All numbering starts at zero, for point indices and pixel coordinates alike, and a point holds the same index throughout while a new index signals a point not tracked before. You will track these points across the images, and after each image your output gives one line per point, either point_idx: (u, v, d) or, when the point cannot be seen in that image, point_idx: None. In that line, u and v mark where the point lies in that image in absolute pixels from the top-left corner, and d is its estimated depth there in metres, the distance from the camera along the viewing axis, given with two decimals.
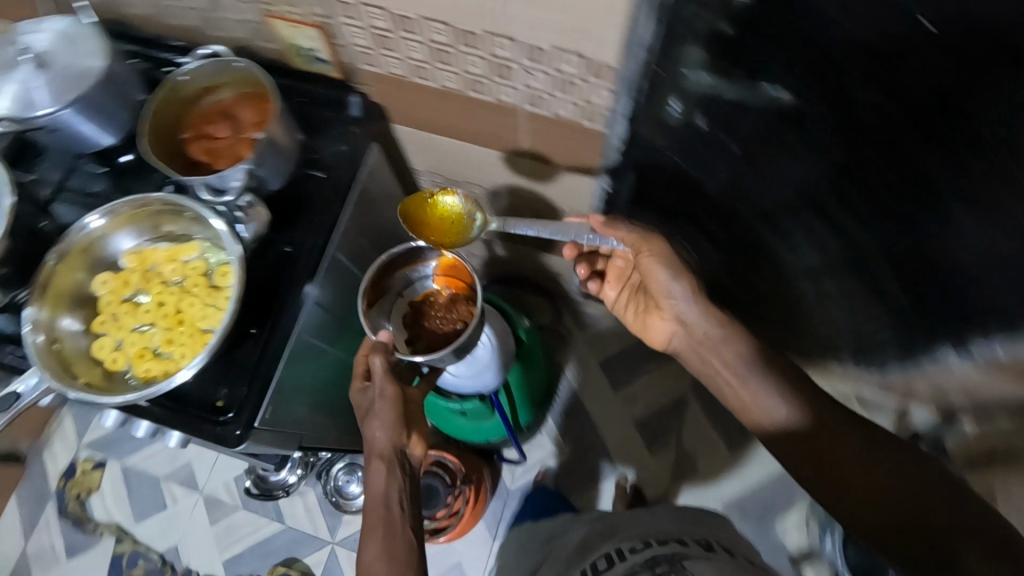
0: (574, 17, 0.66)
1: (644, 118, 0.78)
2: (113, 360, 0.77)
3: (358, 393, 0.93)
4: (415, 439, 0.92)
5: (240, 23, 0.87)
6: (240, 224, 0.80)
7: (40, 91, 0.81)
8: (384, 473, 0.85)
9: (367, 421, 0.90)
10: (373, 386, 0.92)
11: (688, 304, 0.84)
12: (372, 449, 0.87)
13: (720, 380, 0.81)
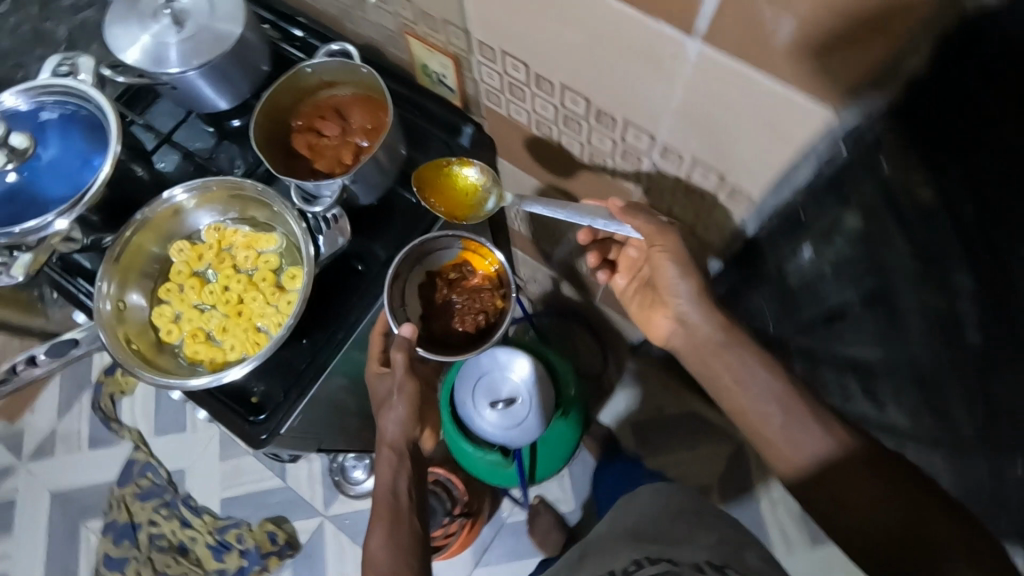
0: (724, 138, 0.61)
1: (770, 243, 0.73)
2: (168, 332, 0.78)
3: (375, 381, 0.86)
4: (426, 433, 0.93)
5: (378, 28, 0.84)
6: (319, 235, 0.77)
7: (173, 48, 0.81)
8: (392, 467, 0.84)
9: (380, 409, 0.85)
10: (392, 377, 0.84)
11: (700, 308, 0.76)
12: (382, 440, 0.84)
13: (719, 383, 0.75)
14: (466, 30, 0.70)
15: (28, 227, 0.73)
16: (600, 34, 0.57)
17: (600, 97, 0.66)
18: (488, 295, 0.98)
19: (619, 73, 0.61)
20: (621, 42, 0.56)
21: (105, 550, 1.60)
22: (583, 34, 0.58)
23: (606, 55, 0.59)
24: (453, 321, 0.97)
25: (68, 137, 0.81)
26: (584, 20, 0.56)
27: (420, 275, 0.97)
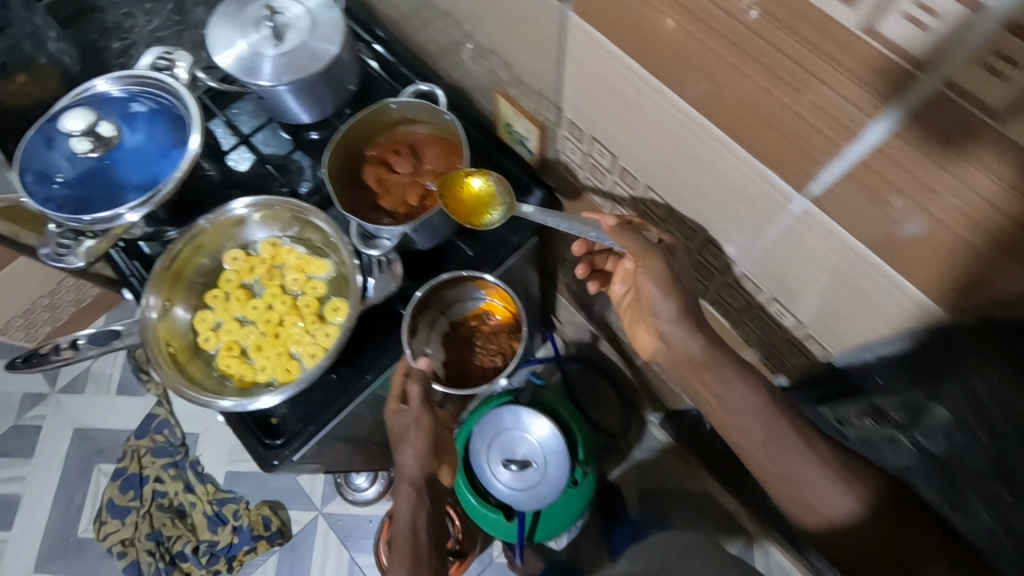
0: (799, 273, 0.61)
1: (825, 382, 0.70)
2: (205, 339, 0.79)
3: (393, 419, 0.80)
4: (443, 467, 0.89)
5: (472, 76, 0.83)
6: (369, 277, 0.76)
7: (269, 60, 0.82)
8: (411, 503, 0.82)
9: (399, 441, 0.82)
10: (409, 412, 0.79)
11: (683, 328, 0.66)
12: (402, 477, 0.80)
13: (700, 399, 0.67)
14: (559, 106, 0.71)
15: (103, 217, 0.76)
16: (704, 152, 0.57)
17: (686, 201, 0.66)
18: (504, 337, 0.94)
19: (712, 186, 0.60)
20: (723, 160, 0.56)
21: (110, 496, 1.65)
22: (686, 148, 0.58)
23: (703, 171, 0.59)
24: (471, 366, 0.93)
25: (154, 128, 0.83)
26: (691, 135, 0.56)
27: (443, 324, 0.92)
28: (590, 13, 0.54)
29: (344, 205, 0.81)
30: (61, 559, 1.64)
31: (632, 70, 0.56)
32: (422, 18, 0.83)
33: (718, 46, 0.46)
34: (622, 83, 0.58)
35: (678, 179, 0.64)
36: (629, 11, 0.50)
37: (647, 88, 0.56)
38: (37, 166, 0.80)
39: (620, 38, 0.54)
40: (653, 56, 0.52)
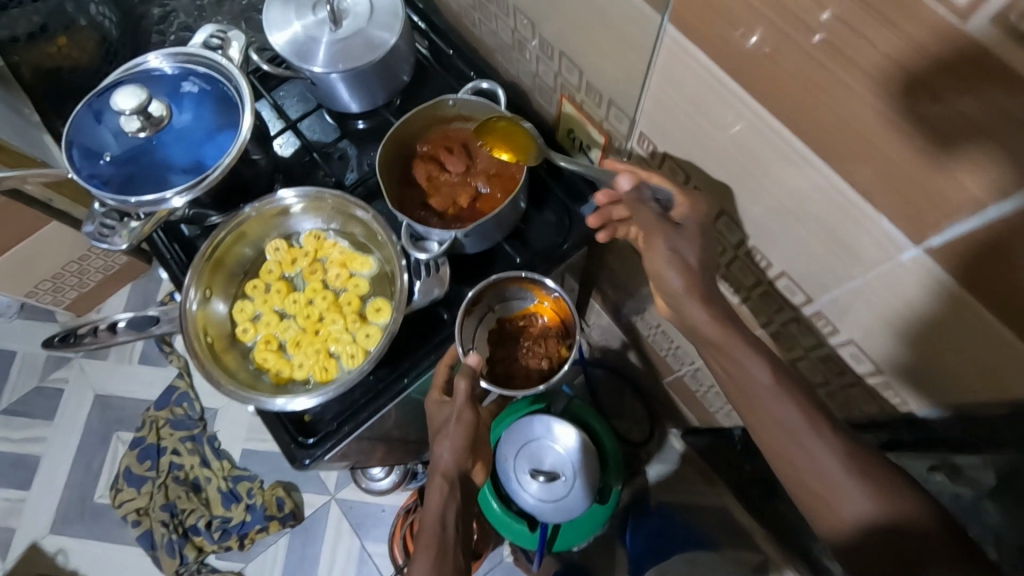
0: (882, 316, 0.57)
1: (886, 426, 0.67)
2: (243, 330, 0.77)
3: (434, 409, 0.76)
4: (478, 465, 0.79)
5: (534, 78, 0.80)
6: (416, 281, 0.74)
7: (324, 47, 0.79)
8: (439, 497, 0.70)
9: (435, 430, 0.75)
10: (450, 405, 0.75)
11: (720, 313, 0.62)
12: (435, 469, 0.72)
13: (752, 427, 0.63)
14: (632, 119, 0.67)
15: (149, 200, 0.74)
16: (797, 184, 0.54)
17: (762, 227, 0.63)
18: (553, 342, 0.88)
19: (797, 218, 0.57)
20: (818, 193, 0.52)
21: (127, 464, 1.65)
22: (775, 177, 0.55)
23: (791, 203, 0.56)
24: (518, 366, 0.87)
25: (202, 108, 0.80)
26: (785, 165, 0.53)
27: (491, 319, 0.87)
28: (691, 29, 0.51)
29: (392, 202, 0.78)
30: (77, 522, 1.65)
31: (729, 92, 0.52)
32: (485, 12, 0.79)
33: (840, 78, 0.42)
34: (714, 104, 0.55)
35: (758, 205, 0.61)
36: (739, 30, 0.47)
37: (742, 112, 0.53)
38: (85, 142, 0.78)
39: (722, 57, 0.50)
40: (757, 80, 0.49)
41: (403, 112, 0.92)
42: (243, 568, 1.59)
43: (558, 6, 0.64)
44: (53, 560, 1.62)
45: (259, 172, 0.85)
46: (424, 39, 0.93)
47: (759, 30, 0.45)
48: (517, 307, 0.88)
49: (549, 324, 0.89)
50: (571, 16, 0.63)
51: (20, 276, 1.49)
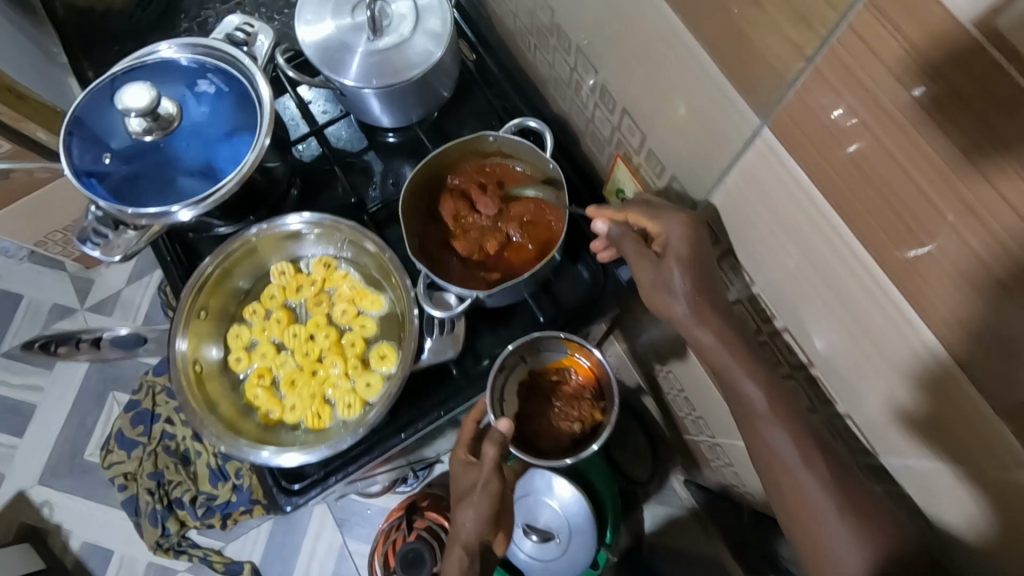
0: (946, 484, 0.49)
1: None
2: (236, 359, 0.72)
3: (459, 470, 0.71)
4: (500, 536, 0.71)
5: (587, 121, 0.71)
6: (427, 338, 0.68)
7: (360, 57, 0.71)
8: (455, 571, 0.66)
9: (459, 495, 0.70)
10: (478, 468, 0.69)
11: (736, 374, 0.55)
12: (455, 540, 0.66)
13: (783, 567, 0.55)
14: (694, 201, 0.59)
15: (151, 211, 0.68)
16: (892, 342, 0.44)
17: (828, 368, 0.53)
18: (587, 405, 0.81)
19: (877, 374, 0.47)
20: (915, 363, 0.43)
21: (119, 427, 1.49)
22: (862, 323, 0.46)
23: (877, 357, 0.46)
24: (547, 425, 0.82)
25: (220, 107, 0.73)
26: (881, 320, 0.44)
27: (522, 371, 0.79)
28: (795, 138, 0.43)
29: (413, 244, 0.70)
30: (67, 476, 1.52)
31: (824, 219, 0.44)
32: (544, 41, 0.70)
33: (975, 250, 0.34)
34: (801, 225, 0.47)
35: (829, 343, 0.51)
36: (858, 162, 0.39)
37: (835, 245, 0.44)
38: (88, 131, 0.71)
39: (823, 181, 0.42)
40: (865, 220, 0.41)
41: (437, 128, 0.84)
42: (222, 548, 1.47)
43: (636, 67, 0.55)
44: (39, 512, 1.50)
45: (272, 180, 0.77)
46: (472, 54, 0.84)
47: (885, 170, 0.38)
48: (551, 360, 0.80)
49: (584, 380, 0.82)
50: (649, 81, 0.55)
51: (32, 226, 1.36)
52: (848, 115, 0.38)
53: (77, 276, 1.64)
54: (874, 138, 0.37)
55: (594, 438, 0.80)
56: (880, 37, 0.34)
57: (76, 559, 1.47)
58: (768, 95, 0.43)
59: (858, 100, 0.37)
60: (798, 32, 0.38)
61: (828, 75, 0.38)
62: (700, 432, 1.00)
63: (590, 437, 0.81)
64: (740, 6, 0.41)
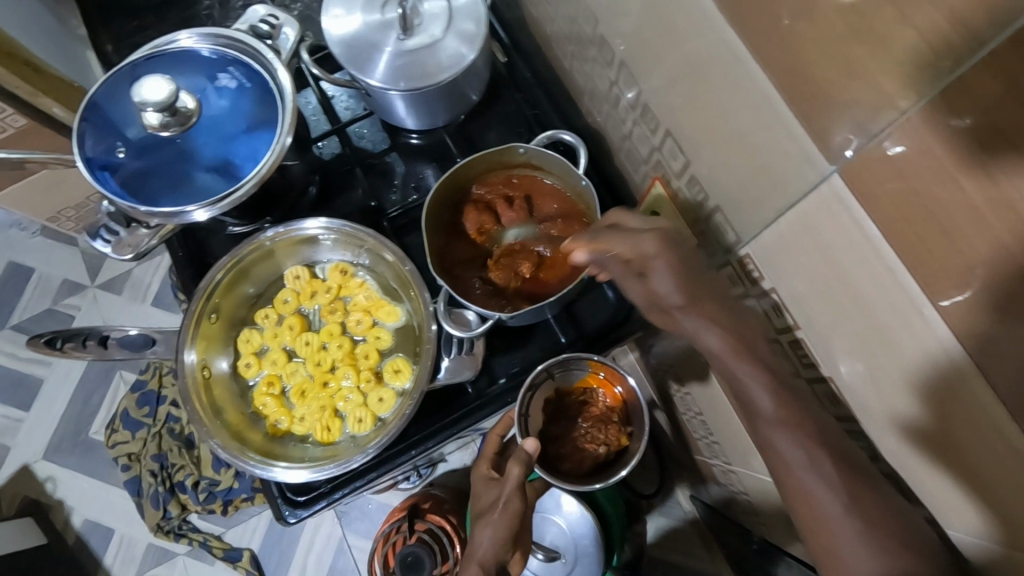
0: None
1: None
2: (246, 365, 0.70)
3: (481, 487, 0.70)
4: (516, 557, 0.69)
5: (623, 137, 0.68)
6: (444, 358, 0.65)
7: (387, 58, 0.67)
8: None
9: (475, 513, 0.68)
10: (497, 488, 0.67)
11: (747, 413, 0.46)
12: (471, 559, 0.63)
13: None
14: (737, 237, 0.55)
15: (165, 210, 0.65)
16: (967, 426, 0.38)
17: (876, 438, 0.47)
18: (614, 429, 0.80)
19: (937, 459, 0.42)
20: (993, 455, 0.37)
21: (125, 407, 1.47)
22: (927, 399, 0.40)
23: (947, 437, 0.40)
24: (572, 448, 0.80)
25: (241, 100, 0.70)
26: (950, 398, 0.38)
27: (549, 388, 0.79)
28: (865, 193, 0.39)
29: (433, 257, 0.67)
30: (69, 453, 1.50)
31: (890, 276, 0.39)
32: (583, 51, 0.67)
33: None
34: (860, 278, 0.42)
35: (882, 411, 0.45)
36: (945, 228, 0.34)
37: (904, 310, 0.39)
38: (103, 121, 0.68)
39: (897, 240, 0.38)
40: (945, 288, 0.36)
41: (463, 131, 0.81)
42: (222, 533, 1.44)
43: (686, 93, 0.52)
44: (41, 486, 1.49)
45: (290, 181, 0.74)
46: (505, 57, 0.82)
47: (977, 242, 0.33)
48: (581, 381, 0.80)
49: (613, 403, 0.82)
50: (699, 108, 0.51)
51: (47, 200, 1.33)
52: (936, 178, 0.34)
53: (88, 252, 1.61)
54: (968, 205, 0.32)
55: (619, 463, 0.79)
56: (994, 98, 0.30)
57: (78, 536, 1.46)
58: (842, 140, 0.39)
59: (948, 164, 0.33)
60: (890, 78, 0.34)
61: (922, 129, 0.34)
62: (714, 456, 0.98)
63: (615, 461, 0.79)
64: (822, 42, 0.37)
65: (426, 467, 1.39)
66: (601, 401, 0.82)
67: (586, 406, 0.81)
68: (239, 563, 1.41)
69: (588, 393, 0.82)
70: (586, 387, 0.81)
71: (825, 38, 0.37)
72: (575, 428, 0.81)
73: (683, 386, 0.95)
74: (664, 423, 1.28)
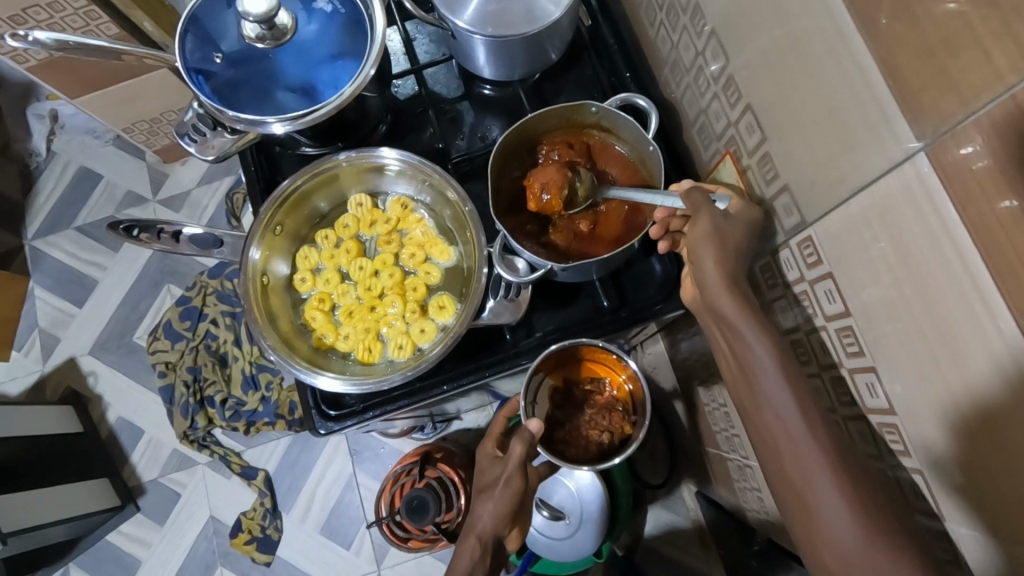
0: None
1: None
2: (301, 279, 0.74)
3: (485, 463, 0.70)
4: (517, 530, 0.68)
5: (699, 109, 0.68)
6: (490, 298, 0.67)
7: (478, 1, 0.69)
8: (466, 562, 0.62)
9: (474, 489, 0.68)
10: (501, 463, 0.67)
11: (763, 417, 0.51)
12: (470, 530, 0.64)
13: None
14: (802, 219, 0.55)
15: (249, 118, 0.69)
16: (1011, 435, 0.38)
17: (916, 425, 0.47)
18: (618, 416, 0.81)
19: (974, 454, 0.42)
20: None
21: (169, 318, 1.55)
22: (976, 396, 0.40)
23: (989, 451, 0.40)
24: (576, 433, 0.81)
25: (330, 26, 0.72)
26: (1008, 393, 0.38)
27: (555, 377, 0.81)
28: (952, 175, 0.38)
29: (495, 201, 0.69)
30: (113, 352, 1.59)
31: (960, 256, 0.39)
32: (673, 19, 0.67)
33: None
34: (927, 260, 0.42)
35: (923, 398, 0.45)
36: None
37: (971, 301, 0.39)
38: (201, 30, 0.72)
39: (978, 226, 0.37)
40: (1017, 280, 0.36)
41: (536, 90, 0.82)
42: (241, 451, 1.52)
43: (777, 67, 0.52)
44: (84, 380, 1.58)
45: (366, 113, 0.77)
46: (589, 21, 0.82)
47: None
48: (588, 370, 0.82)
49: (621, 389, 0.83)
50: (789, 83, 0.51)
51: (122, 110, 1.39)
52: None
53: (153, 168, 1.68)
54: None
55: (621, 449, 0.79)
56: None
57: (110, 431, 1.55)
58: (941, 118, 0.38)
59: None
60: (1005, 59, 0.34)
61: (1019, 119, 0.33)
62: (731, 450, 0.98)
63: (617, 449, 0.80)
64: (939, 18, 0.37)
65: (441, 421, 1.43)
66: (611, 389, 0.83)
67: (596, 393, 0.83)
68: (253, 481, 1.48)
69: (600, 381, 0.83)
70: (597, 377, 0.83)
71: (941, 15, 0.36)
72: (581, 420, 0.82)
73: (710, 374, 0.96)
74: (683, 413, 1.28)
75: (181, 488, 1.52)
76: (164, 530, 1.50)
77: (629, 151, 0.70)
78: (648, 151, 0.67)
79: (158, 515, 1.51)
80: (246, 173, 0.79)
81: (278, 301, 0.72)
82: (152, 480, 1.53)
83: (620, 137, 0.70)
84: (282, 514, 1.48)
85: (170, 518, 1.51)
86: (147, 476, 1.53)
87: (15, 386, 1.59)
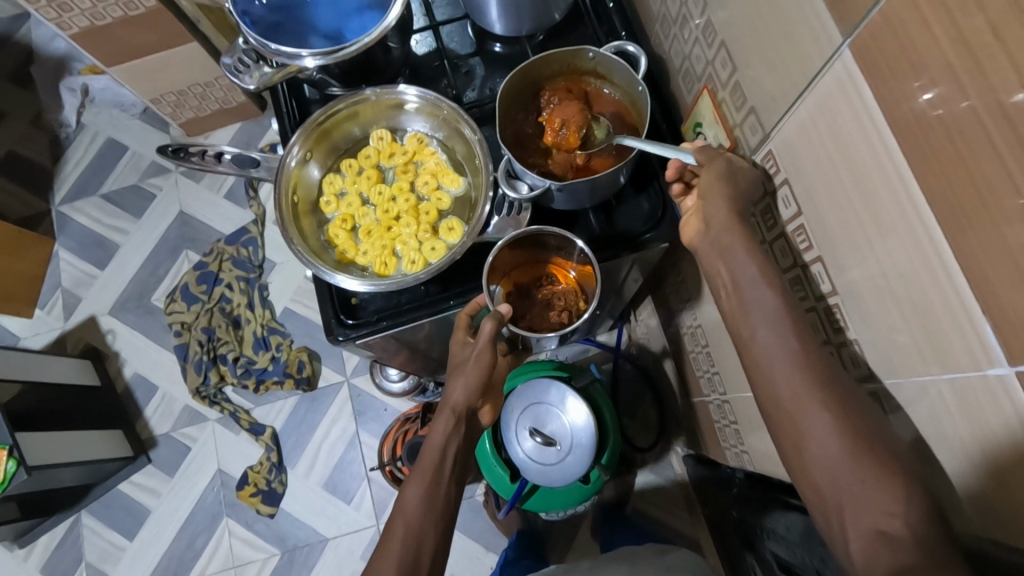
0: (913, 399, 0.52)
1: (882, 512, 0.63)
2: (327, 202, 0.83)
3: (456, 348, 0.75)
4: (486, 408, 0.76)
5: (685, 58, 0.77)
6: (495, 216, 0.76)
7: None
8: (441, 433, 0.68)
9: (452, 369, 0.73)
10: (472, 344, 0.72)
11: (740, 319, 0.58)
12: (444, 403, 0.70)
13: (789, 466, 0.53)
14: (766, 135, 0.64)
15: (286, 51, 0.78)
16: (921, 267, 0.46)
17: (858, 289, 0.55)
18: (572, 294, 0.82)
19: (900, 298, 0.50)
20: (935, 280, 0.45)
21: (186, 281, 1.63)
22: (896, 255, 0.49)
23: (906, 290, 0.49)
24: (539, 322, 0.81)
25: None
26: (912, 245, 0.47)
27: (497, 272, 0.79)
28: (868, 57, 0.46)
29: (506, 133, 0.79)
30: (132, 312, 1.68)
31: (877, 129, 0.47)
32: None
33: (1000, 148, 0.37)
34: (856, 140, 0.50)
35: (858, 264, 0.54)
36: (921, 78, 0.42)
37: (887, 165, 0.47)
38: None
39: (888, 102, 0.45)
40: (917, 137, 0.43)
41: (541, 49, 0.91)
42: (250, 409, 1.59)
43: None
44: (103, 337, 1.66)
45: (388, 59, 0.86)
46: None
47: (941, 81, 0.40)
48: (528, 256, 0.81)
49: (565, 268, 0.83)
50: (751, 12, 0.60)
51: (152, 82, 1.48)
52: (918, 36, 0.41)
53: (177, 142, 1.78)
54: (942, 55, 0.40)
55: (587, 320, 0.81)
56: None
57: (126, 387, 1.63)
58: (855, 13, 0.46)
59: (911, 39, 0.42)
60: None
61: (893, 19, 0.43)
62: (712, 391, 1.07)
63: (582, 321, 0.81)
64: None
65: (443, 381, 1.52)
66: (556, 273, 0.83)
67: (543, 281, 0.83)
68: (261, 437, 1.55)
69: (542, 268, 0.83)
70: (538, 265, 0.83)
71: None
72: (536, 307, 0.82)
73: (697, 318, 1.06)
74: (673, 376, 1.35)
75: (191, 442, 1.59)
76: (173, 482, 1.57)
77: (620, 96, 0.80)
78: (638, 92, 0.76)
79: (168, 466, 1.58)
80: (280, 112, 0.89)
81: (307, 220, 0.81)
82: (164, 434, 1.60)
83: (614, 83, 0.79)
84: (287, 469, 1.55)
85: (179, 469, 1.58)
86: (159, 430, 1.60)
87: (36, 342, 1.66)
